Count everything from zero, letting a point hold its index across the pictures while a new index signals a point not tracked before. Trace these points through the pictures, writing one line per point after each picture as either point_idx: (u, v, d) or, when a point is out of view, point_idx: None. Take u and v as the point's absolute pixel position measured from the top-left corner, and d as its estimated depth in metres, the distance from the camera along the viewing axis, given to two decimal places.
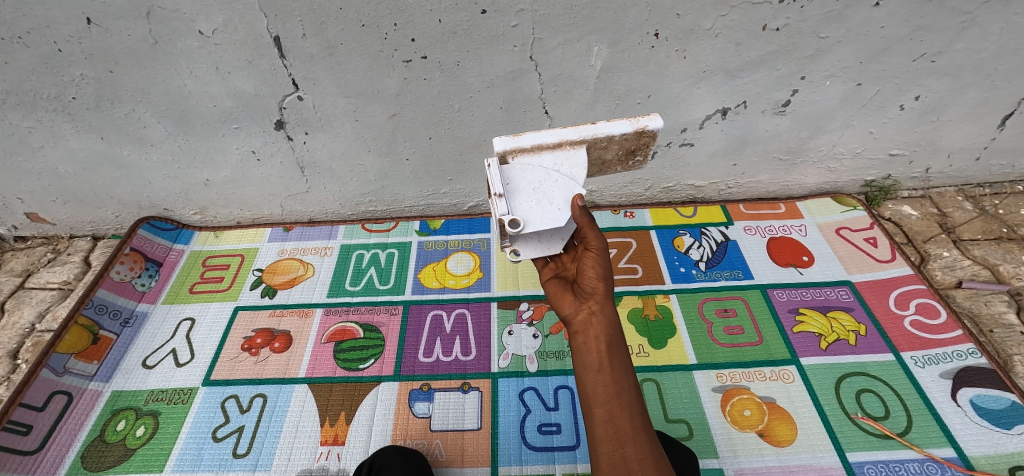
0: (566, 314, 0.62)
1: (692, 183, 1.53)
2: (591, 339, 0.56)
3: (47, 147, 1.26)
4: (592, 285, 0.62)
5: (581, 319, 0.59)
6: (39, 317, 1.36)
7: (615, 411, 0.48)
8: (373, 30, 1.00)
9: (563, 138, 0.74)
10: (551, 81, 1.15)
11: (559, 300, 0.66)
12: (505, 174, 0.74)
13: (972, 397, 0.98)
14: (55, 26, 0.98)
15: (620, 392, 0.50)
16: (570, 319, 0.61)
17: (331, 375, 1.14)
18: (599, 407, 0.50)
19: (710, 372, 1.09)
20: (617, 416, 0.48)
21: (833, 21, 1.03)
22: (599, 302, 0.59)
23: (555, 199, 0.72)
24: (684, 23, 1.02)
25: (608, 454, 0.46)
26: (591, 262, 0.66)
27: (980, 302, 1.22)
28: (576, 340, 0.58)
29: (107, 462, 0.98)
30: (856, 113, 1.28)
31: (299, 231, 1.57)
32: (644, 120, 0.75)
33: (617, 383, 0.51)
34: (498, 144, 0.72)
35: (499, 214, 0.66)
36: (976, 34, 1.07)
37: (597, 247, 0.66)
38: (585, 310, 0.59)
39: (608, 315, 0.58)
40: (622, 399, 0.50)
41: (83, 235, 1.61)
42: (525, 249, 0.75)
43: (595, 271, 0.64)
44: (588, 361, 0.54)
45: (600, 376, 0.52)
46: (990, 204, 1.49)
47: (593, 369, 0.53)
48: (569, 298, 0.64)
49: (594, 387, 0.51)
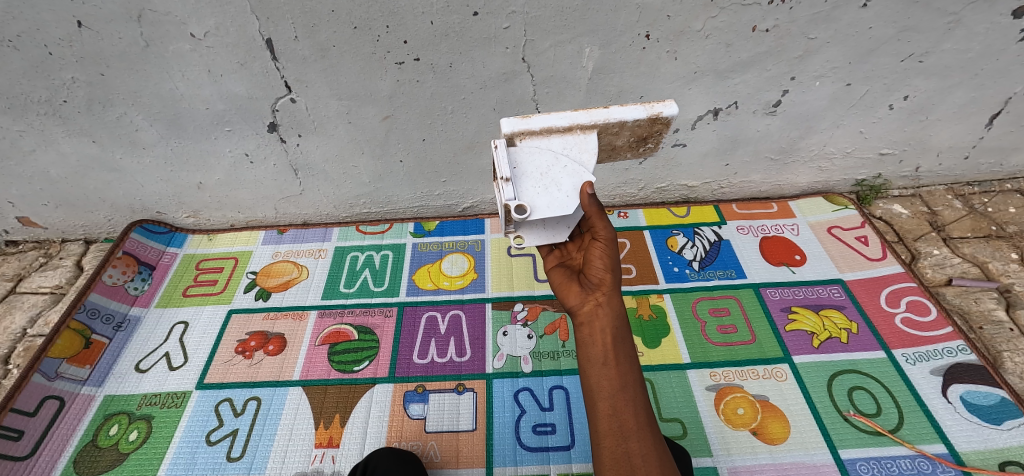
0: (572, 305, 0.62)
1: (685, 183, 1.54)
2: (597, 332, 0.56)
3: (39, 151, 1.25)
4: (600, 276, 0.62)
5: (587, 310, 0.59)
6: (31, 322, 1.35)
7: (619, 405, 0.50)
8: (365, 32, 1.00)
9: (574, 122, 0.74)
10: (543, 83, 1.15)
11: (565, 289, 0.65)
12: (512, 157, 0.73)
13: (962, 393, 0.99)
14: (46, 29, 0.97)
15: (625, 387, 0.51)
16: (576, 310, 0.61)
17: (326, 377, 1.14)
18: (603, 401, 0.51)
19: (703, 371, 1.10)
20: (621, 411, 0.49)
21: (822, 22, 1.04)
22: (606, 294, 0.59)
23: (563, 185, 0.71)
24: (675, 25, 1.03)
25: (612, 448, 0.48)
26: (598, 253, 0.66)
27: (971, 299, 1.23)
28: (582, 332, 0.58)
29: (100, 467, 0.97)
30: (846, 113, 1.29)
31: (293, 234, 1.57)
32: (658, 106, 0.74)
33: (622, 377, 0.52)
34: (506, 125, 0.72)
35: (506, 199, 0.66)
36: (963, 35, 1.09)
37: (605, 238, 0.66)
38: (591, 302, 0.59)
39: (615, 307, 0.58)
40: (626, 394, 0.51)
41: (75, 239, 1.61)
42: (530, 236, 0.75)
43: (603, 261, 0.64)
44: (593, 353, 0.55)
45: (604, 370, 0.53)
46: (979, 202, 1.50)
47: (597, 362, 0.54)
48: (575, 288, 0.64)
49: (598, 381, 0.52)
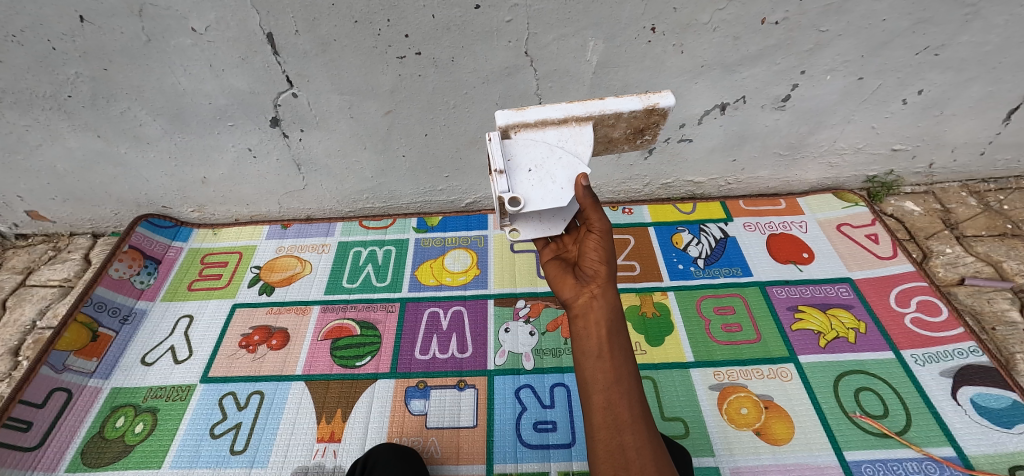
0: (566, 298, 0.61)
1: (691, 179, 1.51)
2: (591, 324, 0.55)
3: (45, 145, 1.26)
4: (594, 268, 0.62)
5: (582, 302, 0.58)
6: (40, 314, 1.37)
7: (614, 398, 0.49)
8: (365, 26, 0.99)
9: (569, 114, 0.72)
10: (546, 77, 1.14)
11: (560, 282, 0.65)
12: (507, 150, 0.72)
13: (972, 396, 0.97)
14: (49, 24, 0.97)
15: (619, 379, 0.50)
16: (570, 302, 0.60)
17: (328, 372, 1.14)
18: (598, 393, 0.50)
19: (707, 370, 1.08)
20: (615, 404, 0.48)
21: (834, 14, 1.01)
22: (600, 286, 0.59)
23: (558, 178, 0.70)
24: (681, 18, 1.00)
25: (606, 441, 0.47)
26: (592, 245, 0.65)
27: (983, 299, 1.20)
28: (576, 324, 0.58)
29: (106, 458, 0.99)
30: (857, 108, 1.26)
31: (296, 229, 1.57)
32: (655, 97, 0.73)
33: (616, 370, 0.51)
34: (501, 118, 0.71)
35: (498, 192, 0.65)
36: (981, 27, 1.05)
37: (599, 230, 0.66)
38: (586, 294, 0.59)
39: (609, 299, 0.57)
40: (621, 386, 0.50)
41: (83, 232, 1.63)
42: (525, 230, 0.74)
43: (597, 253, 0.64)
44: (588, 346, 0.54)
45: (599, 362, 0.52)
46: (995, 199, 1.46)
47: (592, 355, 0.53)
48: (570, 281, 0.63)
49: (593, 374, 0.52)
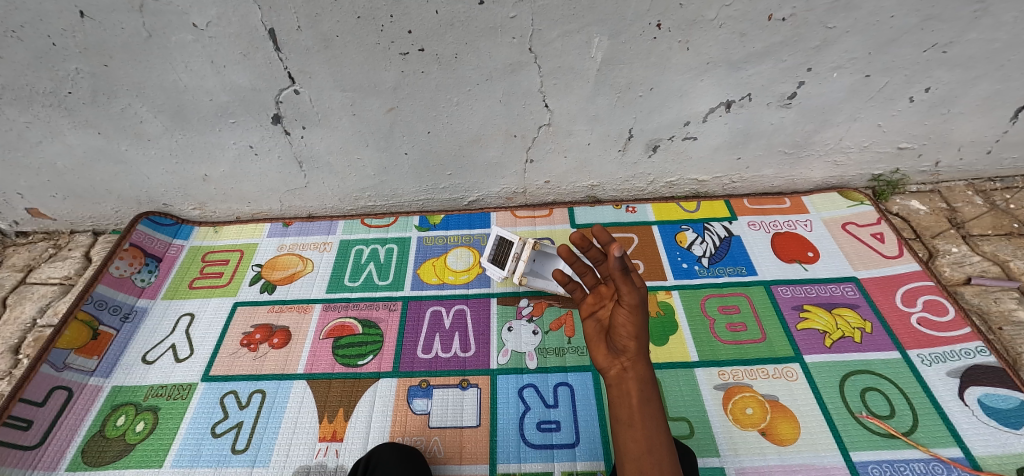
0: (601, 366, 0.73)
1: (695, 177, 1.50)
2: (624, 396, 0.68)
3: (45, 142, 1.26)
4: (625, 341, 0.69)
5: (614, 374, 0.70)
6: (40, 312, 1.37)
7: (645, 464, 0.60)
8: (368, 22, 0.98)
9: None
10: (551, 74, 1.13)
11: (596, 348, 0.75)
12: None
13: (979, 396, 0.96)
14: (49, 20, 0.96)
15: (650, 446, 0.62)
16: (605, 371, 0.72)
17: (330, 371, 1.14)
18: (631, 459, 0.62)
19: (712, 370, 1.08)
20: (646, 469, 0.59)
21: (841, 11, 1.00)
22: (630, 361, 0.69)
23: None
24: (688, 14, 0.99)
25: None
26: (623, 317, 0.69)
27: (990, 299, 1.19)
28: (613, 393, 0.70)
29: (107, 457, 0.98)
30: (864, 106, 1.25)
31: (298, 227, 1.57)
32: None
33: (647, 440, 0.63)
34: None
35: None
36: (989, 24, 1.04)
37: (630, 304, 0.68)
38: (617, 366, 0.70)
39: (639, 371, 0.68)
40: (652, 453, 0.61)
41: (84, 230, 1.62)
42: None
43: (629, 327, 0.69)
44: (623, 415, 0.67)
45: (632, 432, 0.64)
46: (1001, 198, 1.45)
47: (626, 424, 0.66)
48: (603, 349, 0.73)
49: (626, 442, 0.65)
